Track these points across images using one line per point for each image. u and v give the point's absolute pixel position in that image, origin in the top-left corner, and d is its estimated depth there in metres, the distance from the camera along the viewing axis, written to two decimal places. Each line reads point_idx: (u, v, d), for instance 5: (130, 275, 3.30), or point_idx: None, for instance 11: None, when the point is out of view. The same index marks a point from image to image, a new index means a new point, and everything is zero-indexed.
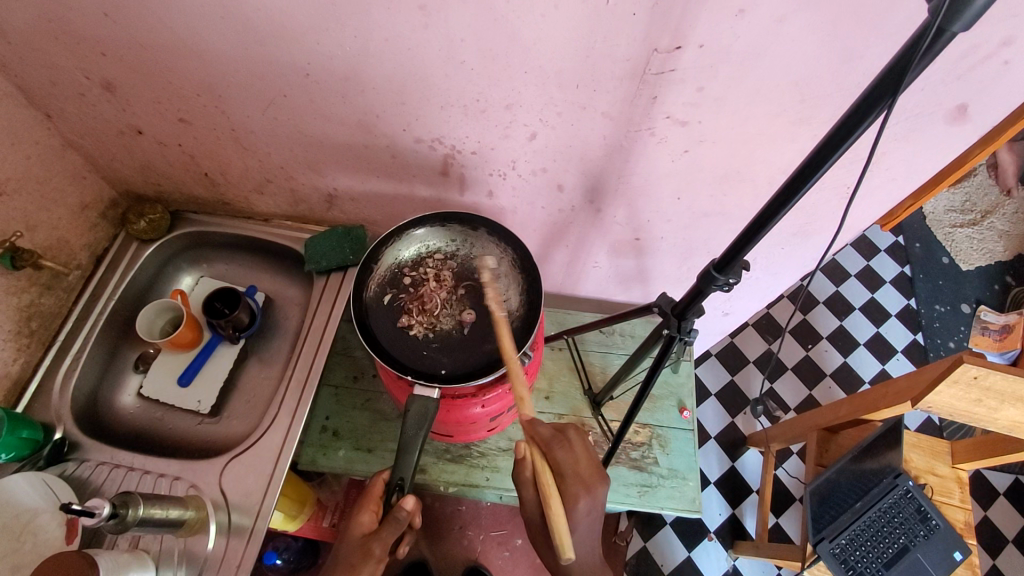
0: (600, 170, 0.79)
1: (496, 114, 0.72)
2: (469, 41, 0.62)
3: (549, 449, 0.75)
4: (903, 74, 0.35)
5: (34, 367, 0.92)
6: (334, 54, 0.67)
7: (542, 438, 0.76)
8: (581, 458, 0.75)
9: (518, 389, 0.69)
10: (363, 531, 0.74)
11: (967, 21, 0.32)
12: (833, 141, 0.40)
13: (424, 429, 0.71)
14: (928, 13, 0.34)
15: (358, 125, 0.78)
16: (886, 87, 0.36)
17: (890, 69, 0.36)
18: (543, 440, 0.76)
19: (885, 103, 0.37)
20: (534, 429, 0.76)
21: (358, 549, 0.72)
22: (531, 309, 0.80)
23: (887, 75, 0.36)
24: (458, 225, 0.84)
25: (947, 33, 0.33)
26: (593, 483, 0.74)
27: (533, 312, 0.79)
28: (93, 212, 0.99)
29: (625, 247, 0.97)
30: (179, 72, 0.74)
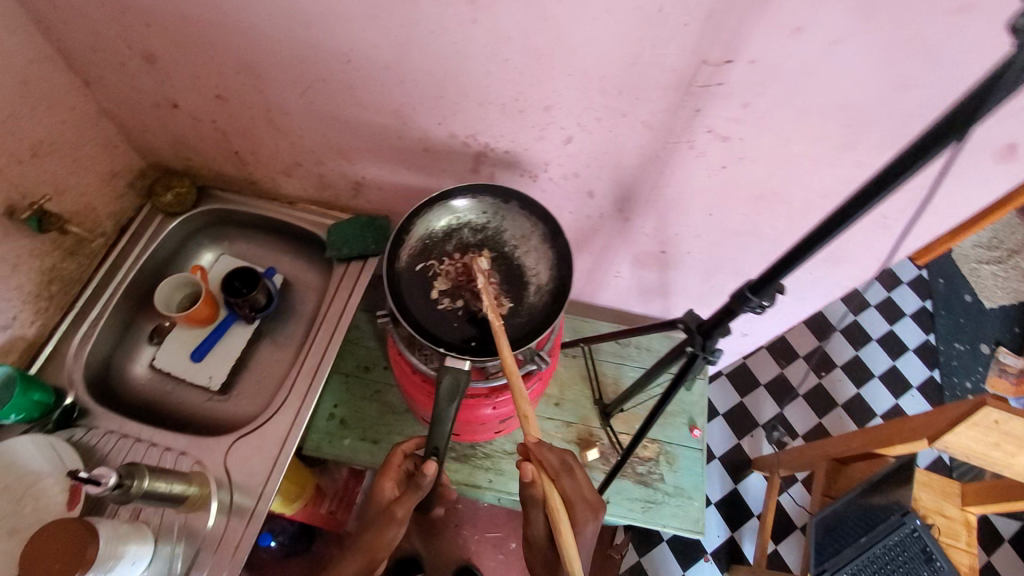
0: (632, 179, 0.78)
1: (534, 115, 0.72)
2: (516, 40, 0.61)
3: (557, 478, 0.69)
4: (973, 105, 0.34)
5: (51, 330, 0.93)
6: (378, 42, 0.66)
7: (551, 465, 0.69)
8: (586, 484, 0.70)
9: (522, 406, 0.64)
10: (387, 498, 0.76)
11: None
12: (891, 168, 0.39)
13: (455, 403, 0.66)
14: (1009, 50, 0.33)
15: (394, 114, 0.77)
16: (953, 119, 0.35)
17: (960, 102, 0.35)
18: (553, 469, 0.69)
19: (950, 138, 0.36)
20: (541, 453, 0.69)
21: (380, 514, 0.75)
22: (563, 285, 0.74)
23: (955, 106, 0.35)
24: (490, 197, 0.77)
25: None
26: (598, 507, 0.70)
27: (565, 288, 0.74)
28: (122, 181, 1.00)
29: (648, 259, 0.96)
30: (219, 49, 0.74)
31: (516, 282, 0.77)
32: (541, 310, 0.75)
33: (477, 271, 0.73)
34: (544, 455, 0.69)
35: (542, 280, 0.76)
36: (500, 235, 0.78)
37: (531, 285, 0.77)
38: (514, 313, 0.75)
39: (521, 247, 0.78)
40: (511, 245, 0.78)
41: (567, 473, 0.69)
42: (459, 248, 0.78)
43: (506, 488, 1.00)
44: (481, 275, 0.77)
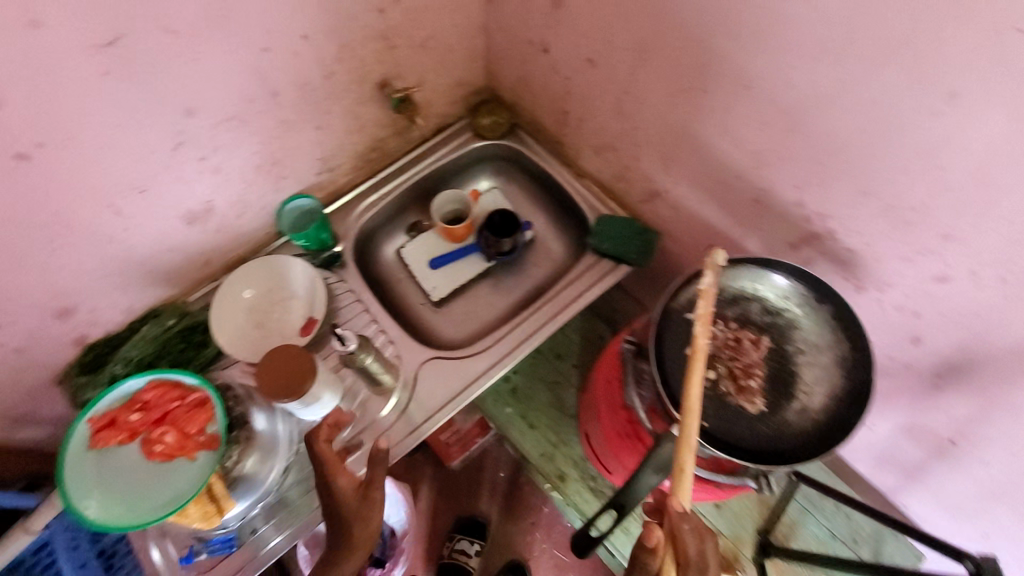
0: (988, 358, 0.62)
1: (921, 236, 0.59)
2: (977, 156, 0.50)
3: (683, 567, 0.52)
4: None
5: (353, 185, 1.07)
6: (798, 86, 0.59)
7: (682, 548, 0.52)
8: None
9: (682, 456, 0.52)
10: (353, 486, 0.67)
11: None
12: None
13: (658, 474, 0.62)
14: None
15: (752, 156, 0.70)
16: None
17: None
18: (683, 555, 0.52)
19: None
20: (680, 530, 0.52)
21: (363, 502, 0.66)
22: (838, 425, 0.63)
23: None
24: (807, 288, 0.66)
25: None
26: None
27: (838, 429, 0.62)
28: (462, 91, 1.08)
29: (926, 437, 0.78)
30: (625, 21, 0.73)
31: (781, 387, 0.67)
32: (794, 434, 0.64)
33: (704, 289, 0.60)
34: (682, 533, 0.52)
35: (812, 403, 0.65)
36: (790, 332, 0.69)
37: (795, 400, 0.66)
38: (762, 419, 0.66)
39: (807, 355, 0.67)
40: (796, 347, 0.68)
41: (698, 572, 0.51)
42: (738, 319, 0.70)
43: (621, 547, 0.95)
44: (747, 358, 0.69)
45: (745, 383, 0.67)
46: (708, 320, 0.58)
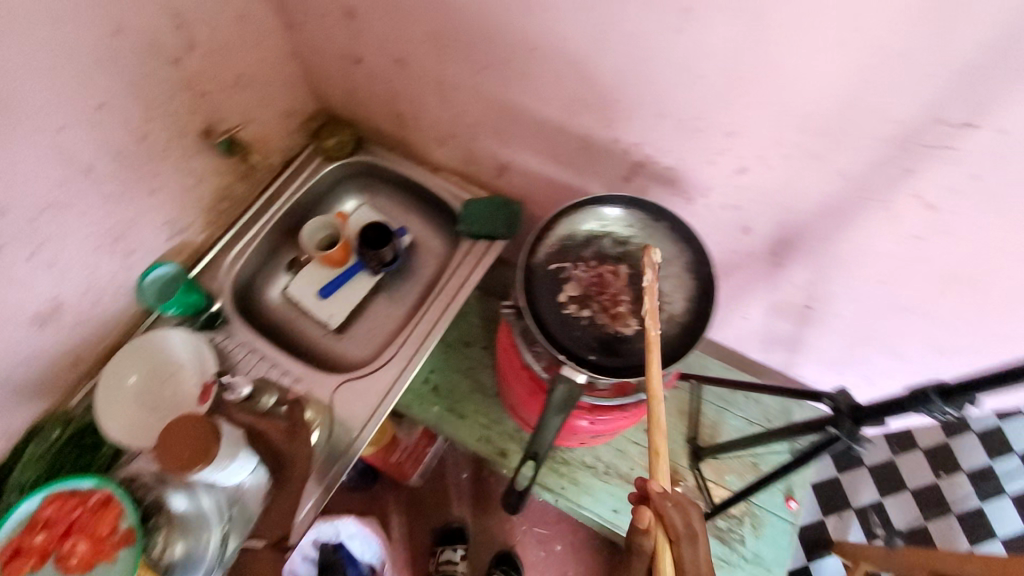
0: (800, 226, 0.71)
1: (712, 138, 0.67)
2: (721, 58, 0.57)
3: (676, 540, 0.59)
4: None
5: (214, 241, 1.04)
6: (570, 35, 0.65)
7: (671, 523, 0.59)
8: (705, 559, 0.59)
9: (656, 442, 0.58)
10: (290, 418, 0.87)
11: None
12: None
13: (563, 415, 0.65)
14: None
15: (563, 108, 0.76)
16: None
17: None
18: (675, 530, 0.58)
19: None
20: (666, 508, 0.59)
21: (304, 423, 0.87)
22: (699, 318, 0.70)
23: None
24: (641, 212, 0.74)
25: None
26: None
27: (701, 323, 0.69)
28: (295, 120, 1.08)
29: (787, 310, 0.88)
30: (413, 16, 0.76)
31: None
32: (668, 341, 0.70)
33: (648, 285, 0.65)
34: (670, 513, 0.59)
35: (676, 309, 0.72)
36: (642, 253, 0.75)
37: (662, 312, 0.73)
38: (640, 337, 0.71)
39: (660, 270, 0.74)
40: None
41: (689, 542, 0.58)
42: (596, 257, 0.75)
43: (576, 500, 0.98)
44: (612, 288, 0.74)
45: (617, 311, 0.73)
46: (655, 312, 0.63)
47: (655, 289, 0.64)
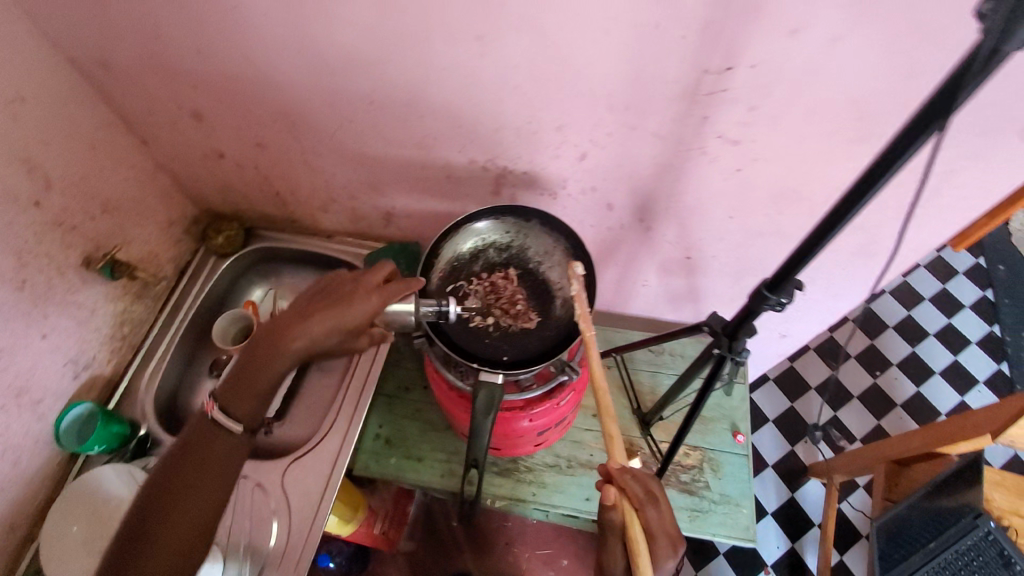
0: (649, 189, 0.80)
1: (547, 136, 0.75)
2: (523, 67, 0.65)
3: (640, 507, 0.63)
4: (953, 96, 0.32)
5: (125, 368, 1.02)
6: (397, 82, 0.72)
7: (633, 493, 0.63)
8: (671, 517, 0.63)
9: (608, 426, 0.63)
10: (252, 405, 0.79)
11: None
12: (878, 168, 0.38)
13: (491, 417, 0.68)
14: (978, 35, 0.30)
15: (417, 146, 0.82)
16: (938, 109, 0.33)
17: (940, 92, 0.33)
18: (637, 497, 0.63)
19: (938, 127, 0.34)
20: (625, 480, 0.64)
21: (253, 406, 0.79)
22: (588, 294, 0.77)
23: (937, 97, 0.33)
24: (512, 217, 0.81)
25: (1001, 54, 0.30)
26: (680, 542, 0.63)
27: (590, 298, 0.76)
28: (178, 228, 1.09)
29: (675, 266, 0.97)
30: (256, 102, 0.81)
31: (543, 297, 0.80)
32: (567, 321, 0.77)
33: (576, 294, 0.70)
34: (629, 482, 0.64)
35: (567, 293, 0.79)
36: (525, 253, 0.82)
37: (556, 299, 0.80)
38: (544, 327, 0.78)
39: (544, 263, 0.81)
40: (536, 263, 0.82)
41: (651, 504, 0.63)
42: (486, 268, 0.81)
43: (550, 500, 1.01)
44: (508, 291, 0.80)
45: (517, 310, 0.79)
46: (586, 317, 0.69)
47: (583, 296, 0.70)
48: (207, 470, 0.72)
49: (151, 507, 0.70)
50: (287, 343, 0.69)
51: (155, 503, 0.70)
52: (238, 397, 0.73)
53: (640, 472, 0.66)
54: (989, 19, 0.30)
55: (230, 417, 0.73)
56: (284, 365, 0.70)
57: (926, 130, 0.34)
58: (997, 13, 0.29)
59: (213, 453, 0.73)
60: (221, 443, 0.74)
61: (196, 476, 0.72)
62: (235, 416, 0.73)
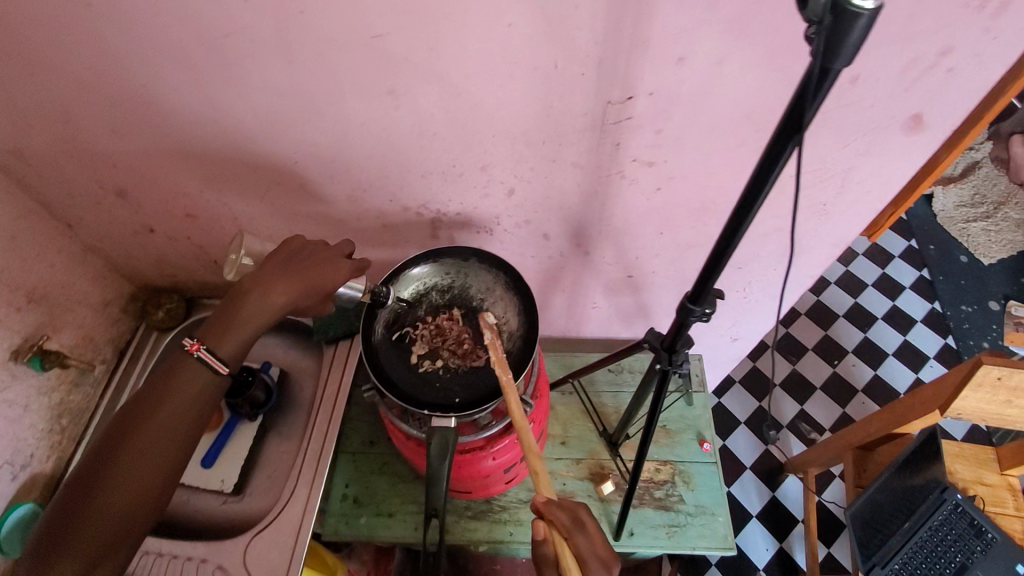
0: (580, 216, 0.82)
1: (473, 176, 0.77)
2: (438, 115, 0.67)
3: (570, 535, 0.65)
4: (801, 112, 0.35)
5: (67, 461, 0.98)
6: (318, 141, 0.73)
7: (562, 524, 0.65)
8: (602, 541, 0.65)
9: (531, 462, 0.65)
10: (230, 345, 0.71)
11: (846, 57, 0.31)
12: (756, 180, 0.41)
13: (447, 461, 0.70)
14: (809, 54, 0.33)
15: (348, 199, 0.83)
16: (791, 126, 0.36)
17: (789, 114, 0.35)
18: (565, 527, 0.65)
19: (797, 138, 0.36)
20: (552, 512, 0.66)
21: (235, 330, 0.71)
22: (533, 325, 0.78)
23: (789, 115, 0.35)
24: (451, 259, 0.82)
25: (830, 71, 0.32)
26: (613, 563, 0.65)
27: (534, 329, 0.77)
28: (115, 307, 1.05)
29: (619, 285, 0.99)
30: (180, 174, 0.81)
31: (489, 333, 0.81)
32: (516, 354, 0.78)
33: (490, 341, 0.72)
34: (554, 512, 0.66)
35: (512, 326, 0.80)
36: (467, 291, 0.82)
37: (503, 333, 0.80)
38: (493, 363, 0.78)
39: (487, 299, 0.82)
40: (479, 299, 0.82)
41: (578, 531, 0.65)
42: (430, 311, 0.82)
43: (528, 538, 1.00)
44: (453, 332, 0.80)
45: (464, 350, 0.79)
46: (502, 360, 0.71)
47: (496, 341, 0.71)
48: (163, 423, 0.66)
49: (104, 451, 0.65)
50: (267, 292, 0.69)
51: (113, 441, 0.65)
52: (224, 337, 0.69)
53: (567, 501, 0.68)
54: (814, 39, 0.32)
55: (218, 357, 0.69)
56: (263, 318, 0.70)
57: (786, 141, 0.36)
58: (818, 35, 0.31)
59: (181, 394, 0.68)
60: (198, 386, 0.69)
61: (161, 417, 0.66)
62: (224, 358, 0.69)
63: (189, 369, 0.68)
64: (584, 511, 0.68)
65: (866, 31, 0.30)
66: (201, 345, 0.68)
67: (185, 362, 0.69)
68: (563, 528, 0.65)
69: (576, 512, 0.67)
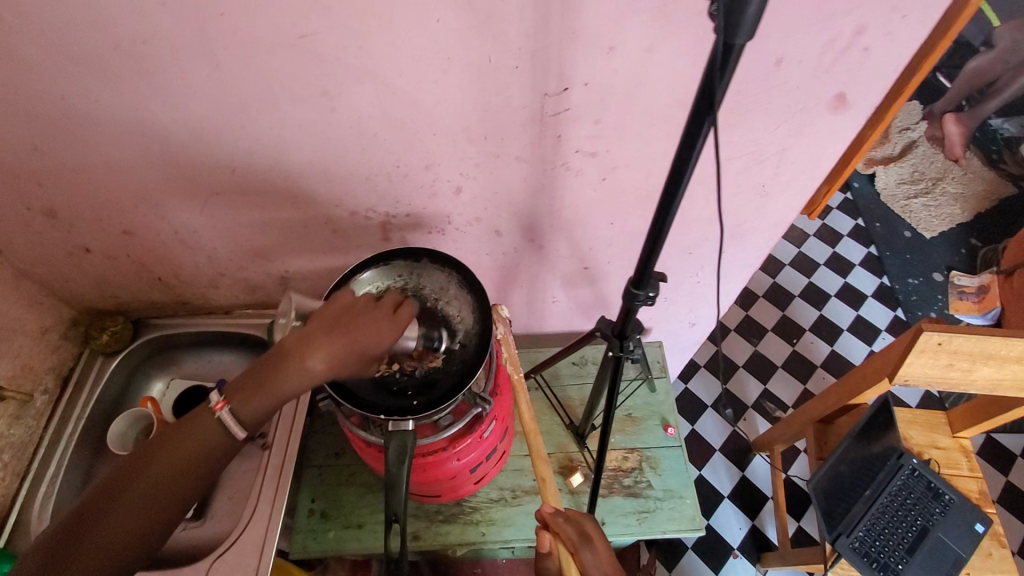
0: (530, 211, 0.83)
1: (418, 176, 0.76)
2: (376, 115, 0.66)
3: (576, 550, 0.65)
4: (712, 89, 0.37)
5: (12, 499, 0.93)
6: (255, 148, 0.71)
7: (567, 536, 0.65)
8: (609, 557, 0.65)
9: (539, 467, 0.70)
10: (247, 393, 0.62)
11: (746, 32, 0.33)
12: (681, 159, 0.42)
13: (406, 463, 0.69)
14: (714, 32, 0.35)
15: (293, 206, 0.81)
16: (705, 103, 0.38)
17: (701, 91, 0.37)
18: (571, 540, 0.65)
19: (711, 119, 0.39)
20: (558, 525, 0.66)
21: (260, 385, 0.62)
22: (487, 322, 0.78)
23: (702, 95, 0.38)
24: (401, 260, 0.81)
25: (735, 45, 0.34)
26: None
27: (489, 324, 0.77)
28: (55, 334, 1.00)
29: (576, 277, 1.00)
30: (113, 189, 0.78)
31: (445, 334, 0.80)
32: (472, 352, 0.78)
33: (503, 337, 0.86)
34: (561, 525, 0.66)
35: (467, 324, 0.80)
36: (420, 292, 0.82)
37: (459, 332, 0.80)
38: (450, 363, 0.78)
39: (441, 299, 0.81)
40: (432, 300, 0.82)
41: (586, 546, 0.64)
42: None
43: (501, 536, 0.99)
44: None
45: (420, 351, 0.79)
46: (514, 360, 0.85)
47: (511, 339, 0.86)
48: (161, 476, 0.61)
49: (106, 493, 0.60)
50: (305, 359, 0.61)
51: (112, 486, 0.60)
52: (250, 399, 0.62)
53: (574, 513, 0.68)
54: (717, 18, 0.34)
55: (238, 421, 0.62)
56: (297, 387, 0.62)
57: (702, 118, 0.39)
58: (719, 13, 0.33)
59: (182, 457, 0.62)
60: (206, 441, 0.62)
61: (147, 491, 0.60)
62: (243, 421, 0.63)
63: (206, 422, 0.63)
64: (590, 526, 0.67)
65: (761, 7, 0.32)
66: (226, 406, 0.62)
67: (204, 417, 0.63)
68: (571, 545, 0.65)
69: (585, 529, 0.66)
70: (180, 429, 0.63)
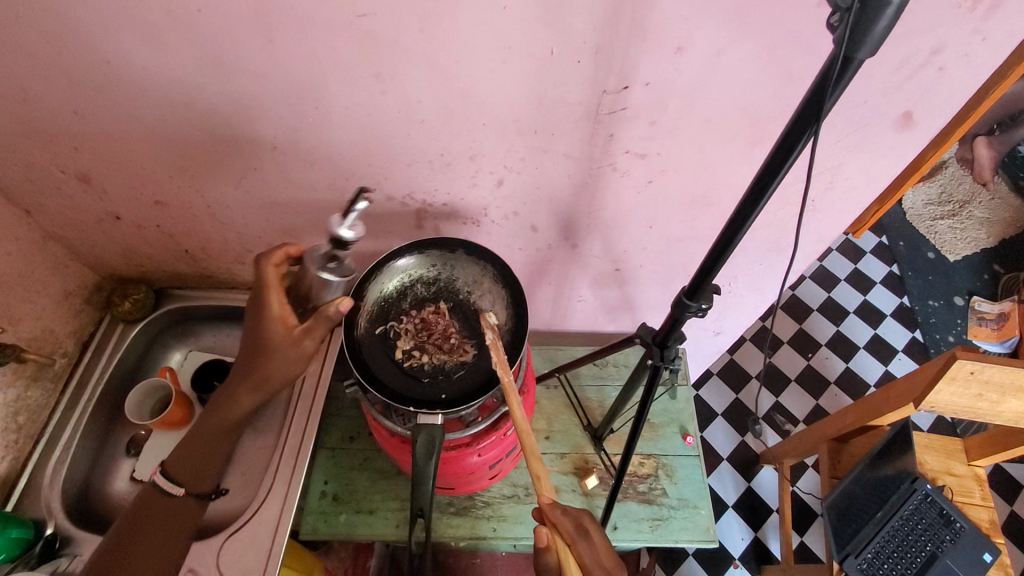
0: (570, 209, 0.81)
1: (461, 166, 0.74)
2: (426, 101, 0.65)
3: (573, 542, 0.64)
4: (820, 105, 0.36)
5: (22, 463, 0.92)
6: (299, 127, 0.69)
7: (566, 530, 0.64)
8: (605, 549, 0.65)
9: (532, 464, 0.64)
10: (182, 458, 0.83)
11: (870, 47, 0.32)
12: (766, 174, 0.41)
13: (433, 462, 0.68)
14: (833, 45, 0.34)
15: (330, 188, 0.80)
16: (807, 119, 0.37)
17: (807, 106, 0.36)
18: (568, 533, 0.64)
19: (809, 132, 0.37)
20: (556, 516, 0.65)
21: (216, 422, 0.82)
22: (520, 320, 0.76)
23: (808, 105, 0.36)
24: (435, 251, 0.80)
25: (854, 61, 0.33)
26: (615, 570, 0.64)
27: (523, 321, 0.76)
28: (77, 299, 0.99)
29: (606, 279, 0.98)
30: (149, 158, 0.76)
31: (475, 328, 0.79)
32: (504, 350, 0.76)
33: (491, 342, 0.73)
34: (559, 518, 0.65)
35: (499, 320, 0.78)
36: (453, 284, 0.80)
37: None
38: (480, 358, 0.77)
39: (474, 292, 0.80)
40: (465, 293, 0.80)
41: (584, 539, 0.64)
42: (416, 304, 0.79)
43: (512, 533, 0.99)
44: (439, 326, 0.78)
45: (450, 344, 0.77)
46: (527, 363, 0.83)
47: (498, 343, 0.72)
48: (163, 529, 0.80)
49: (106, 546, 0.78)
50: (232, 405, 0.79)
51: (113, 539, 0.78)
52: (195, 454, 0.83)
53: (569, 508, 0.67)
54: (840, 31, 0.33)
55: (172, 479, 0.82)
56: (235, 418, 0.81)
57: (803, 132, 0.37)
58: (844, 26, 0.32)
59: (163, 504, 0.81)
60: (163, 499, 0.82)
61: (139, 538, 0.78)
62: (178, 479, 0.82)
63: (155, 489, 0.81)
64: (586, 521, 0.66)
65: (889, 25, 0.31)
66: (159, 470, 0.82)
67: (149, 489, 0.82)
68: (568, 539, 0.64)
69: (583, 523, 0.66)
70: (146, 498, 0.81)
